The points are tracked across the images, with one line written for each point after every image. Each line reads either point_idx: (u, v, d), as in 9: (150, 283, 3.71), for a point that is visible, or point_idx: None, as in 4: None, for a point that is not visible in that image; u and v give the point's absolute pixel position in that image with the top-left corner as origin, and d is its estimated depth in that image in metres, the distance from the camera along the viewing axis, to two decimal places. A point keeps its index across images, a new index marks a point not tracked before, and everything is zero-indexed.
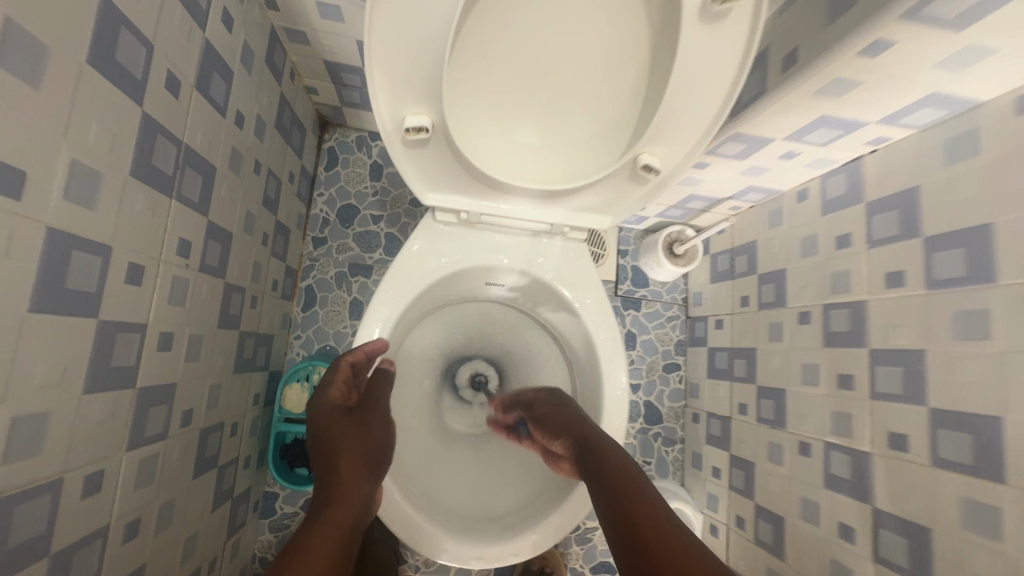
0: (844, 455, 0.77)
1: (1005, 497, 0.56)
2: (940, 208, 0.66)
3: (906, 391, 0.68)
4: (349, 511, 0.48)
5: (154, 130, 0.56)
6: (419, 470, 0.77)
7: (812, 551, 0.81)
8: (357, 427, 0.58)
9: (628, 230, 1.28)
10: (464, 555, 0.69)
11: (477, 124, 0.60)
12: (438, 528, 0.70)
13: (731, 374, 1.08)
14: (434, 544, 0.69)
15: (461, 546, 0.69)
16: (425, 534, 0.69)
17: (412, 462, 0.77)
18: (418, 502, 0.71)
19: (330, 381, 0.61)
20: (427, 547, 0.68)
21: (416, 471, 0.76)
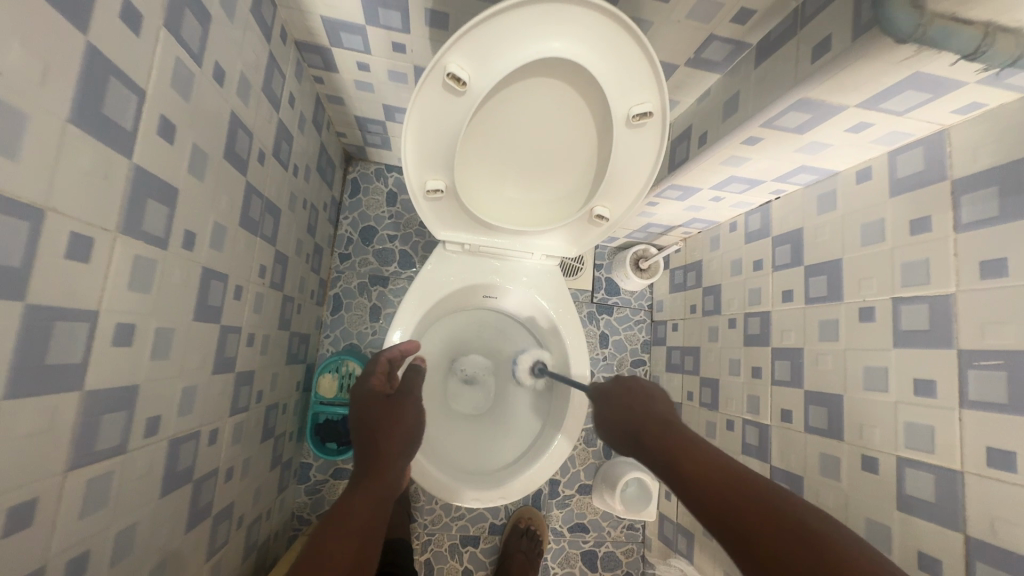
0: (754, 427, 1.02)
1: (842, 449, 0.80)
2: (814, 245, 0.90)
3: (792, 378, 0.93)
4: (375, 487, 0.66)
5: (250, 191, 0.80)
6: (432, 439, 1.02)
7: None
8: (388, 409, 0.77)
9: (603, 247, 1.52)
10: (470, 498, 0.94)
11: (478, 185, 0.85)
12: (450, 479, 0.95)
13: (683, 368, 1.33)
14: (448, 490, 0.93)
15: (468, 492, 0.94)
16: (441, 482, 0.93)
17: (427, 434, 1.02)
18: (435, 461, 0.96)
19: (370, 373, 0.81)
20: (442, 493, 0.93)
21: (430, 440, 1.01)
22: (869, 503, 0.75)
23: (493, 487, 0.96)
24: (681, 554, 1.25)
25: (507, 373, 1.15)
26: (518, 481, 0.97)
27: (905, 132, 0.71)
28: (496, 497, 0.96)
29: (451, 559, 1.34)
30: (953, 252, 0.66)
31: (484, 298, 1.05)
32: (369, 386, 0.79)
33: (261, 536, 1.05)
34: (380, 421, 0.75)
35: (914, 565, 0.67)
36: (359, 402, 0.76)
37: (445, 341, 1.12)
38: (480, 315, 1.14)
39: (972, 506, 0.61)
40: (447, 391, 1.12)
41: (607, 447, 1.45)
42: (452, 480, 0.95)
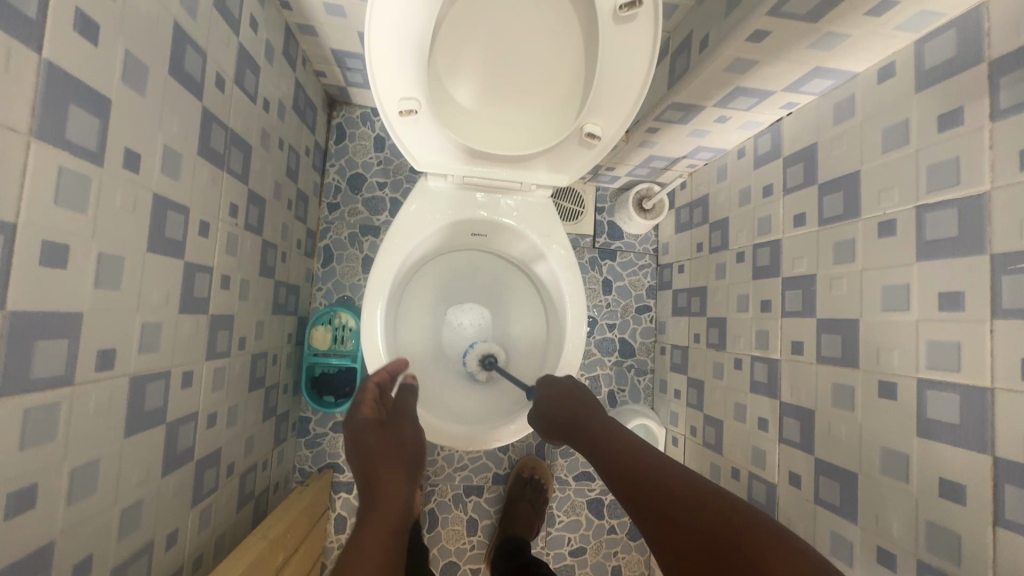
0: (763, 363, 0.96)
1: (857, 377, 0.74)
2: (829, 160, 0.82)
3: (802, 307, 0.87)
4: (387, 515, 0.72)
5: (210, 119, 0.74)
6: (425, 390, 0.99)
7: (741, 442, 1.02)
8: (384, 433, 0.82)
9: (604, 189, 1.45)
10: (467, 441, 0.91)
11: (456, 106, 0.80)
12: (445, 425, 0.91)
13: (689, 311, 1.27)
14: (444, 435, 0.90)
15: (465, 435, 0.91)
16: (435, 427, 0.90)
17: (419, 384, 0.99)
18: (428, 409, 0.93)
19: (361, 400, 0.84)
20: (438, 438, 0.90)
21: (423, 391, 0.98)
22: (885, 432, 0.69)
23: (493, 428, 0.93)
24: None
25: (503, 317, 1.10)
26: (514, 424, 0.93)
27: (932, 11, 0.62)
28: (492, 440, 0.92)
29: (456, 508, 1.33)
30: (988, 144, 0.58)
31: (472, 237, 1.00)
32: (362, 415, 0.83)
33: (258, 486, 1.04)
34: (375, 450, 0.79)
35: (934, 492, 0.62)
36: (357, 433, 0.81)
37: (432, 289, 1.07)
38: (469, 257, 1.09)
39: (1002, 424, 0.55)
40: (439, 341, 1.08)
41: (611, 395, 1.41)
42: (448, 426, 0.91)
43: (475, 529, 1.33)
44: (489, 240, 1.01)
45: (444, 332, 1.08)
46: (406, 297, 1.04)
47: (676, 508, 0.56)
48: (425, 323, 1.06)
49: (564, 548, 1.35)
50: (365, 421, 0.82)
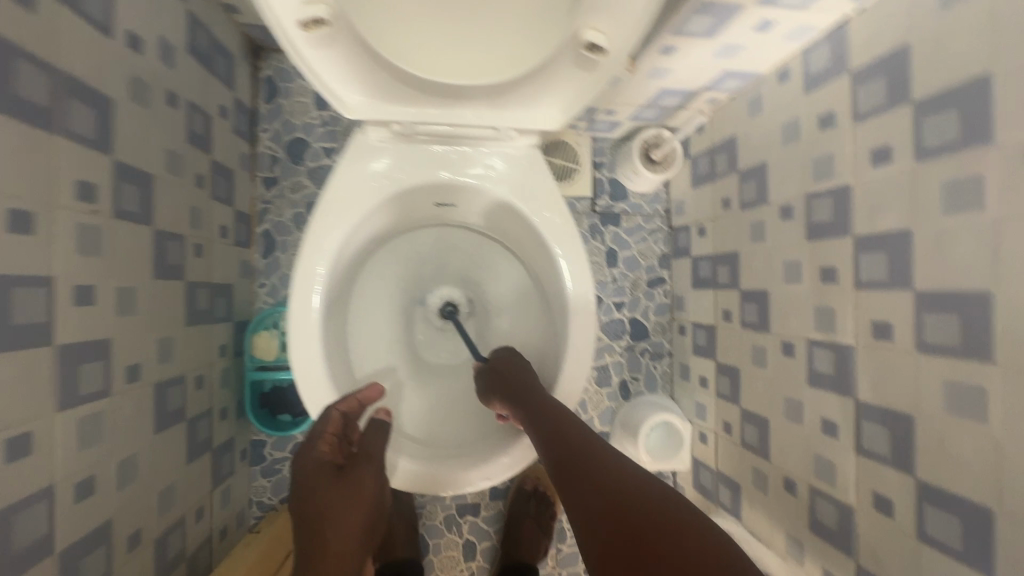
0: (827, 350, 0.74)
1: (992, 376, 0.52)
2: (934, 65, 0.57)
3: (889, 276, 0.64)
4: None
5: (7, 50, 0.48)
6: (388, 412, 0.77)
7: (797, 449, 0.80)
8: (342, 480, 0.57)
9: (602, 140, 1.20)
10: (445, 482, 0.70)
11: (388, 29, 0.56)
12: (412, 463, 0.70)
13: (715, 283, 1.04)
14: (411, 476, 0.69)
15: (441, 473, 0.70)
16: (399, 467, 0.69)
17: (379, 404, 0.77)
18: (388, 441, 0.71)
19: (319, 434, 0.61)
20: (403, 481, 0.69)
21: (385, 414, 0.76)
22: None
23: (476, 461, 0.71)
24: (722, 506, 1.01)
25: (489, 306, 0.87)
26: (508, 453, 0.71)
27: None
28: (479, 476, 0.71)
29: (448, 532, 1.13)
30: None
31: (435, 208, 0.75)
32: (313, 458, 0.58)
33: (191, 543, 0.82)
34: (324, 512, 0.53)
35: None
36: (302, 475, 0.57)
37: (394, 278, 0.84)
38: (440, 235, 0.85)
39: None
40: (408, 343, 0.85)
41: (623, 385, 1.20)
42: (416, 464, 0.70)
43: (473, 553, 1.13)
44: (459, 211, 0.76)
45: (414, 330, 0.86)
46: (356, 291, 0.80)
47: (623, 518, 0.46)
48: (387, 321, 0.84)
49: (579, 566, 1.16)
50: (320, 461, 0.58)
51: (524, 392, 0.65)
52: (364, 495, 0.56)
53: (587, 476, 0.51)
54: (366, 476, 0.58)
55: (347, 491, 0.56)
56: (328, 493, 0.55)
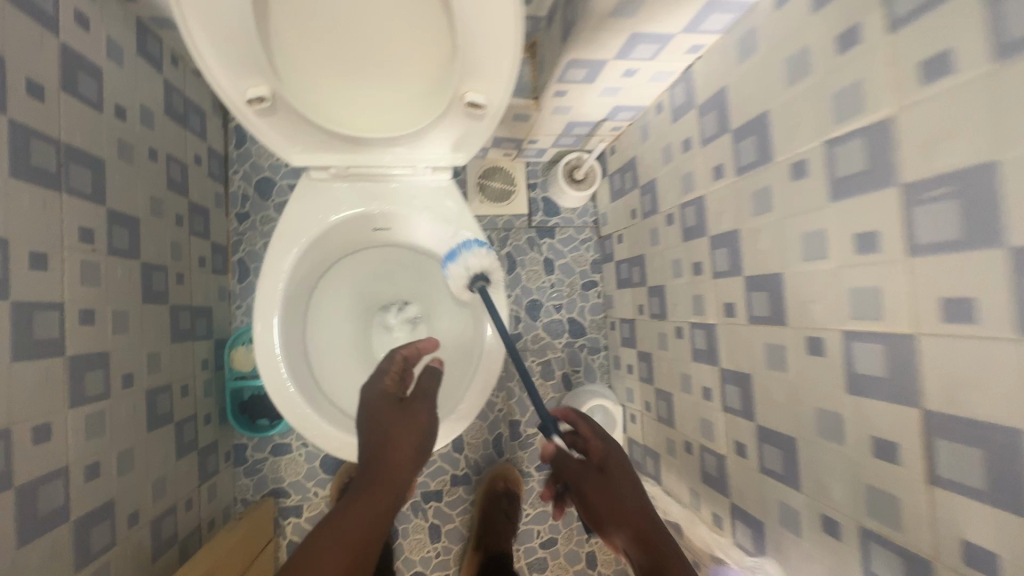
0: (701, 330, 0.91)
1: (787, 336, 0.68)
2: (739, 103, 0.75)
3: (730, 266, 0.81)
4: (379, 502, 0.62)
5: (25, 133, 0.64)
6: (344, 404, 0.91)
7: (690, 414, 0.96)
8: (402, 411, 0.72)
9: (535, 164, 1.38)
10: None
11: (316, 103, 0.74)
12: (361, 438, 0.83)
13: (632, 282, 1.21)
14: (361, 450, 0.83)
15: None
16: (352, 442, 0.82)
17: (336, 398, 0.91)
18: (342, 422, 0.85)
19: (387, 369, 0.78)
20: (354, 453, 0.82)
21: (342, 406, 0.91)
22: (818, 394, 0.64)
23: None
24: (649, 474, 1.16)
25: (434, 314, 1.03)
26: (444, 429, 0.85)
27: None
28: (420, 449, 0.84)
29: (415, 517, 1.27)
30: (886, 62, 0.51)
31: (376, 232, 0.91)
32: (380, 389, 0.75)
33: (182, 528, 0.96)
34: (394, 430, 0.69)
35: (870, 453, 0.56)
36: (371, 401, 0.73)
37: (347, 294, 1.00)
38: (383, 255, 1.01)
39: (929, 372, 0.49)
40: (364, 349, 1.00)
41: (566, 378, 1.36)
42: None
43: (438, 535, 1.27)
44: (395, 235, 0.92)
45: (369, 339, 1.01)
46: (317, 306, 0.96)
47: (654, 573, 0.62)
48: (345, 332, 0.99)
49: (534, 541, 1.30)
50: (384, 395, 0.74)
51: (614, 453, 0.75)
52: (420, 421, 0.71)
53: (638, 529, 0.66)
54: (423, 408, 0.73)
55: (409, 422, 0.71)
56: (395, 417, 0.71)
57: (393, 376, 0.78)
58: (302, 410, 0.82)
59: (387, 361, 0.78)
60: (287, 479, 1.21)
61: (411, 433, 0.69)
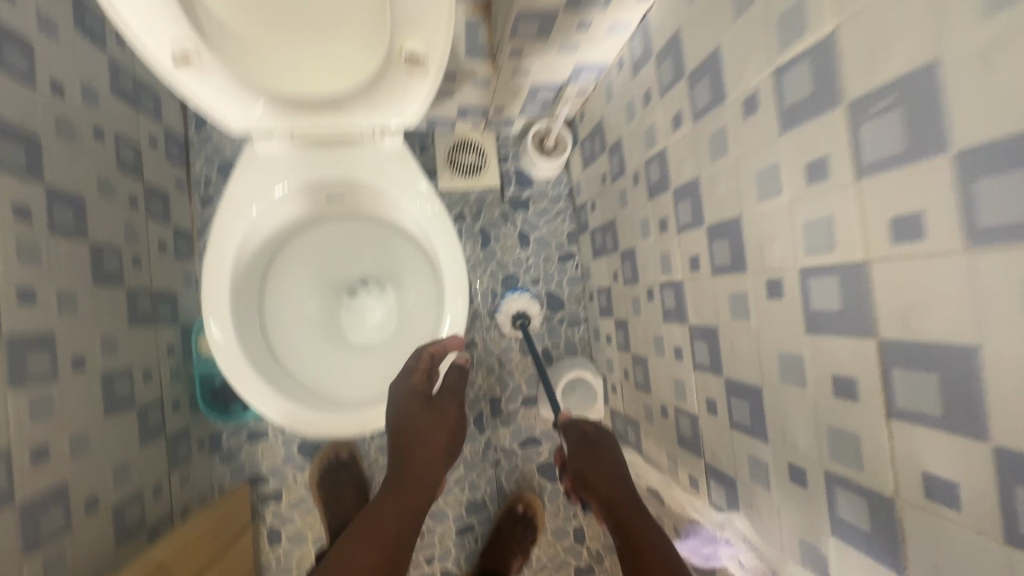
0: (670, 289, 0.88)
1: (748, 282, 0.66)
2: (692, 44, 0.72)
3: (693, 217, 0.78)
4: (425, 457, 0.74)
5: None
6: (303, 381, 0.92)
7: (665, 377, 0.94)
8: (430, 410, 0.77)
9: (505, 136, 1.35)
10: (348, 427, 0.83)
11: (254, 70, 0.75)
12: (316, 412, 0.83)
13: (606, 249, 1.18)
14: (318, 425, 0.83)
15: (344, 420, 0.83)
16: (308, 417, 0.83)
17: (296, 376, 0.92)
18: (298, 397, 0.85)
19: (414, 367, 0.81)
20: (311, 429, 0.83)
21: (300, 382, 0.91)
22: (779, 339, 0.61)
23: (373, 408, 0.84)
24: (630, 445, 1.13)
25: (397, 289, 1.00)
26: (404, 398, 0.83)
27: None
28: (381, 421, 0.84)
29: None
30: None
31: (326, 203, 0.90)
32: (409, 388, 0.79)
33: (151, 515, 0.94)
34: (419, 431, 0.76)
35: (830, 393, 0.54)
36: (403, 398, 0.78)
37: (312, 271, 0.98)
38: (348, 228, 0.98)
39: (882, 297, 0.46)
40: (325, 325, 0.98)
41: (546, 352, 1.33)
42: (322, 413, 0.84)
43: None
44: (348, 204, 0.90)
45: (330, 315, 0.99)
46: (272, 281, 0.95)
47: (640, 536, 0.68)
48: (304, 308, 0.97)
49: None
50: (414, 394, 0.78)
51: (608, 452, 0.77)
52: (446, 418, 0.79)
53: (618, 511, 0.71)
54: (449, 408, 0.79)
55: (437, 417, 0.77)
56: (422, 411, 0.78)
57: (420, 374, 0.82)
58: (256, 388, 0.82)
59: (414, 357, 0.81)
60: (264, 465, 1.20)
61: (440, 432, 0.77)
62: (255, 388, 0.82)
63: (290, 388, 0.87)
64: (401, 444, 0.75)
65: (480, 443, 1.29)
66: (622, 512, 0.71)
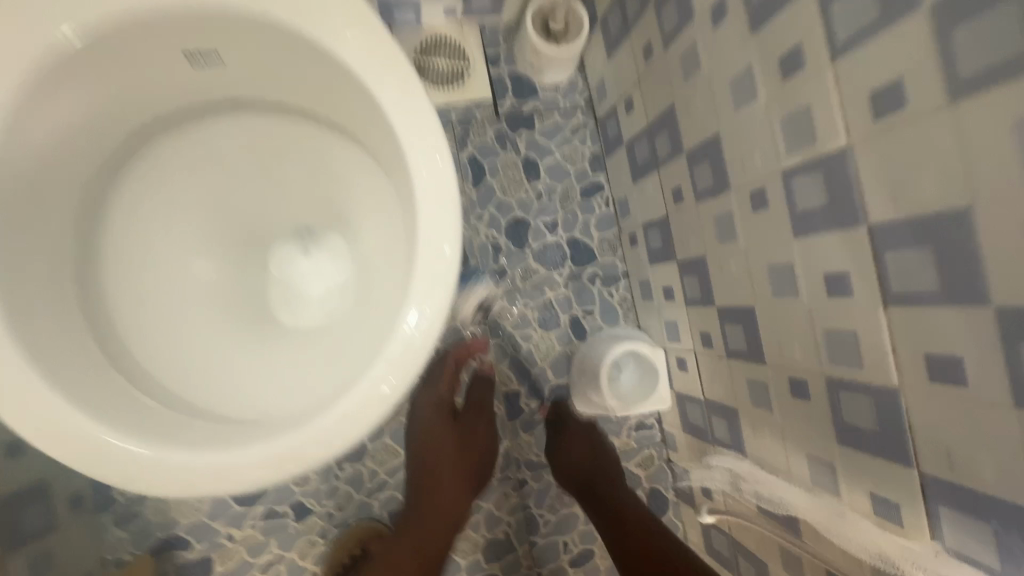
0: (811, 175, 0.50)
1: None
2: None
3: (887, 7, 0.39)
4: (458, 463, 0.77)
5: None
6: (182, 399, 0.53)
7: (799, 333, 0.56)
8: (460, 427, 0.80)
9: (492, 28, 0.96)
10: (247, 473, 0.43)
11: None
12: (173, 445, 0.44)
13: (656, 161, 0.80)
14: (182, 476, 0.43)
15: (236, 458, 0.44)
16: (170, 463, 0.43)
17: (168, 392, 0.53)
18: (146, 425, 0.46)
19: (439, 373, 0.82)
20: (173, 487, 0.43)
21: (175, 401, 0.52)
22: None
23: (291, 429, 0.45)
24: (721, 444, 0.77)
25: (351, 239, 0.65)
26: (348, 405, 0.44)
27: None
28: (314, 453, 0.44)
29: None
30: None
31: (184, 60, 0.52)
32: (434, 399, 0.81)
33: None
34: (439, 443, 0.76)
35: None
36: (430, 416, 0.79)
37: (205, 212, 0.64)
38: (253, 139, 0.64)
39: None
40: (242, 306, 0.63)
41: (576, 323, 0.96)
42: (196, 452, 0.44)
43: None
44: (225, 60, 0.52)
45: (252, 291, 0.64)
46: (122, 239, 0.58)
47: (624, 517, 0.77)
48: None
49: (562, 558, 0.92)
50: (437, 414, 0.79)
51: (588, 437, 0.88)
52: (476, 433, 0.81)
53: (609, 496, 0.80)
54: (477, 428, 0.81)
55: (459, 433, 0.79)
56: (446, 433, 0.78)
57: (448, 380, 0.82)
58: (50, 416, 0.42)
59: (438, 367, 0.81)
60: (181, 523, 0.81)
61: (454, 455, 0.78)
62: (47, 419, 0.42)
63: (144, 413, 0.48)
64: (421, 453, 0.77)
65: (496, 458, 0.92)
66: (624, 519, 0.77)
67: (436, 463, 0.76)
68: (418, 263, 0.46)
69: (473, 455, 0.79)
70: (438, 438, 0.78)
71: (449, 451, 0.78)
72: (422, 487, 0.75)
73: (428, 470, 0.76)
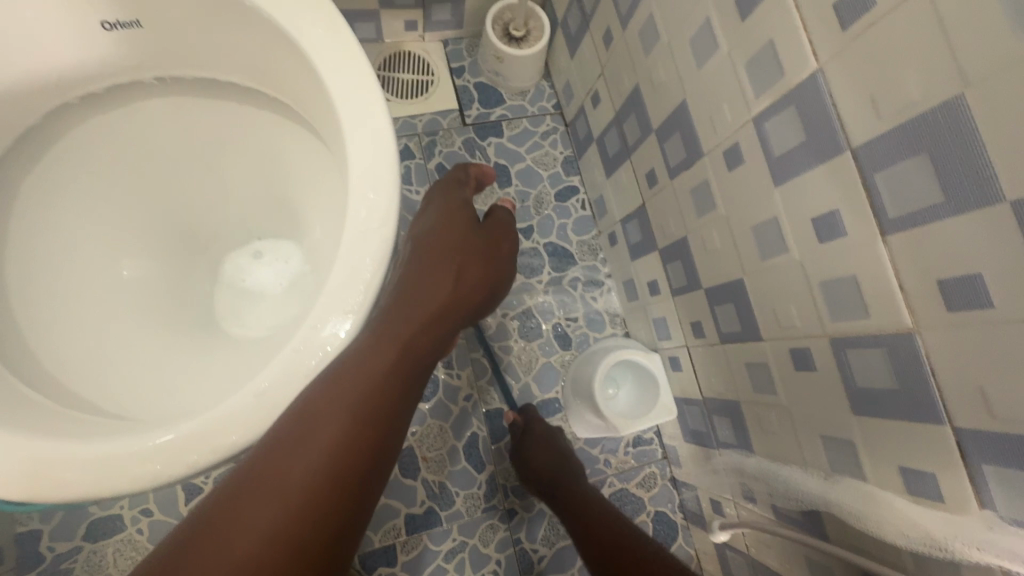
0: (780, 115, 0.46)
1: None
2: None
3: None
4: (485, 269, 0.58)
5: None
6: (81, 397, 0.45)
7: (794, 295, 0.51)
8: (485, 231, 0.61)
9: (455, 41, 0.96)
10: (141, 466, 0.36)
11: None
12: (58, 439, 0.37)
13: (627, 147, 0.77)
14: (62, 475, 0.36)
15: (130, 447, 0.37)
16: (46, 456, 0.36)
17: (66, 390, 0.45)
18: (30, 420, 0.39)
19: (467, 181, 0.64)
20: (48, 485, 0.36)
21: (75, 399, 0.45)
22: None
23: (202, 411, 0.38)
24: (725, 446, 0.69)
25: (303, 241, 0.61)
26: (270, 379, 0.39)
27: None
28: (228, 437, 0.37)
29: None
30: None
31: (105, 32, 0.48)
32: (461, 200, 0.61)
33: None
34: (451, 236, 0.57)
35: None
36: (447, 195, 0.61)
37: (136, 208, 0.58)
38: (186, 127, 0.57)
39: None
40: (174, 313, 0.58)
41: (559, 333, 0.89)
42: (83, 446, 0.37)
43: None
44: (136, 26, 0.48)
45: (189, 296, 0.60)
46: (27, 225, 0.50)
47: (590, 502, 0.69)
48: (130, 282, 0.56)
49: None
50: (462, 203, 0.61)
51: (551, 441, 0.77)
52: (500, 250, 0.61)
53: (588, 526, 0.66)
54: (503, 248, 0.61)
55: (489, 244, 0.60)
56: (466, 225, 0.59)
57: (469, 186, 0.64)
58: None
59: (467, 174, 0.64)
60: None
61: (475, 253, 0.57)
62: None
63: (26, 406, 0.40)
64: (427, 248, 0.55)
65: (481, 487, 0.83)
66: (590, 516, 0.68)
67: (443, 258, 0.55)
68: (349, 215, 0.42)
69: (490, 271, 0.58)
70: (450, 236, 0.57)
71: (463, 251, 0.57)
72: (416, 281, 0.52)
73: (433, 266, 0.54)
